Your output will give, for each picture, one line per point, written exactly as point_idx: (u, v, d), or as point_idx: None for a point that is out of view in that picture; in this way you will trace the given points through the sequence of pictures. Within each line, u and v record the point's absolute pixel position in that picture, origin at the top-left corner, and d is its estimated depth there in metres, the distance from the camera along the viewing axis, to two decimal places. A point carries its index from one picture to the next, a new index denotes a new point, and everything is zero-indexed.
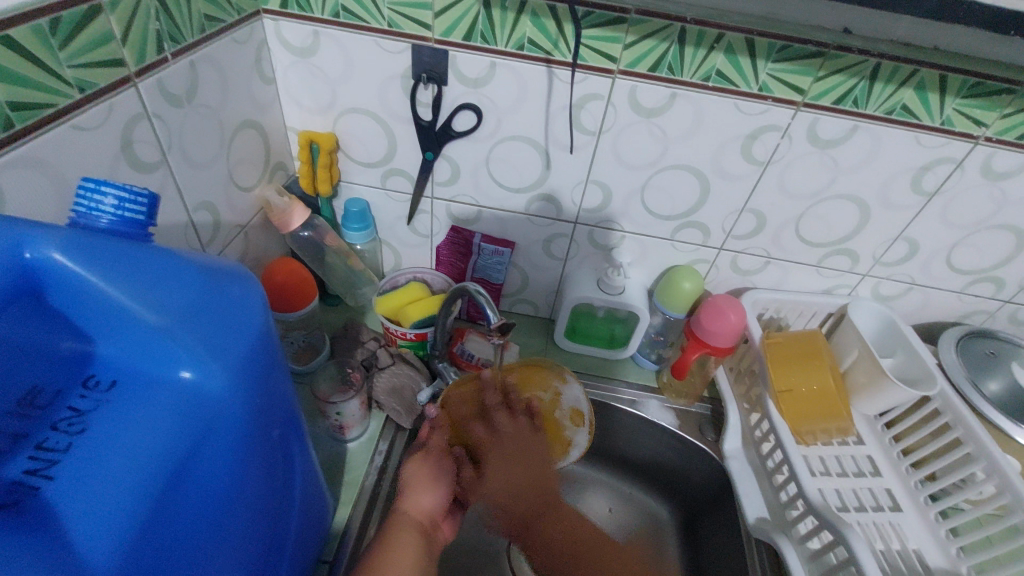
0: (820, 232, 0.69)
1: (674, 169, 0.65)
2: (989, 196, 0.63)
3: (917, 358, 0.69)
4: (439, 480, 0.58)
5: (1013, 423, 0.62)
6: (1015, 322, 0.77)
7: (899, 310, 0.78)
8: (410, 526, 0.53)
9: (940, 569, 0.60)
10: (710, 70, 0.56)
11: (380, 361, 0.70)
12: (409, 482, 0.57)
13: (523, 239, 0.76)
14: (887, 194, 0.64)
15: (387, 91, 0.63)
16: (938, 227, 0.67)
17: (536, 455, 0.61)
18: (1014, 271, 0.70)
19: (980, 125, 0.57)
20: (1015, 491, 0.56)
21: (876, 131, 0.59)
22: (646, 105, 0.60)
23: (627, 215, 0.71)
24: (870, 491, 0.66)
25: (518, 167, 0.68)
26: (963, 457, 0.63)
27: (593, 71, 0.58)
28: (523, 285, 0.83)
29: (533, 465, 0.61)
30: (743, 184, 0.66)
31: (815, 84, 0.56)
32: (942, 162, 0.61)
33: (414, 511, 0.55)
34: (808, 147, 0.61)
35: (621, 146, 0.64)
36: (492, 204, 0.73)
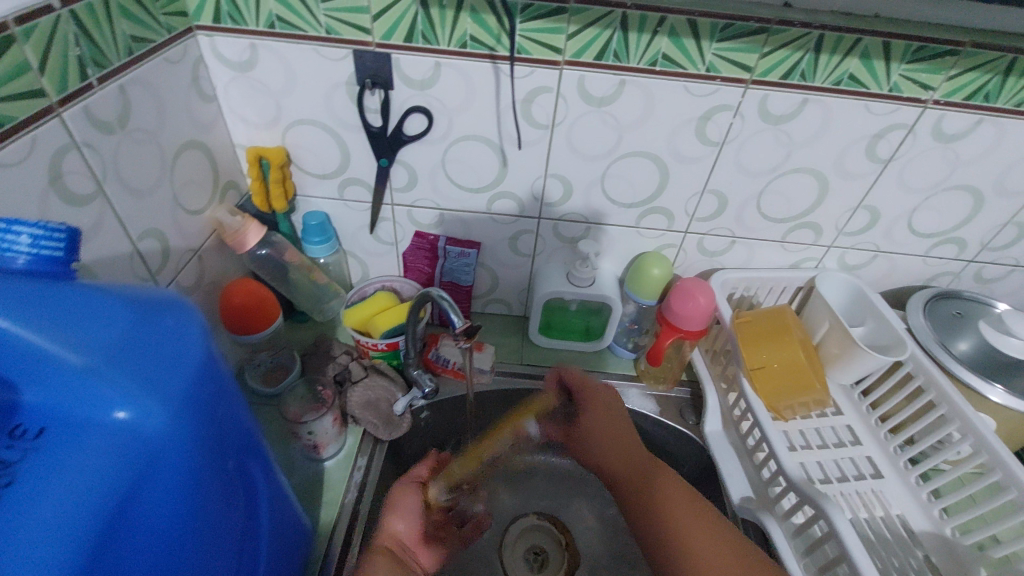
0: (782, 208, 0.69)
1: (631, 156, 0.65)
2: (943, 159, 0.63)
3: (886, 324, 0.69)
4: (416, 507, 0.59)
5: (984, 381, 0.63)
6: (980, 281, 0.78)
7: (868, 278, 0.79)
8: (385, 548, 0.54)
9: (923, 532, 0.61)
10: (656, 55, 0.56)
11: (352, 375, 0.69)
12: (387, 507, 0.58)
13: (488, 239, 0.75)
14: (843, 165, 0.64)
15: (333, 100, 0.61)
16: (896, 194, 0.67)
17: (632, 427, 0.62)
18: (975, 231, 0.71)
19: (927, 89, 0.57)
20: (989, 448, 0.57)
21: (826, 103, 0.59)
22: (596, 94, 0.59)
23: (590, 205, 0.70)
24: (850, 461, 0.66)
25: (475, 166, 0.67)
26: (938, 419, 0.64)
27: (539, 64, 0.57)
28: (493, 285, 0.82)
29: (625, 439, 0.62)
30: (701, 166, 0.65)
31: (762, 61, 0.56)
32: (893, 129, 0.61)
33: (387, 537, 0.55)
34: (760, 125, 0.61)
35: (576, 138, 0.63)
36: (454, 206, 0.72)
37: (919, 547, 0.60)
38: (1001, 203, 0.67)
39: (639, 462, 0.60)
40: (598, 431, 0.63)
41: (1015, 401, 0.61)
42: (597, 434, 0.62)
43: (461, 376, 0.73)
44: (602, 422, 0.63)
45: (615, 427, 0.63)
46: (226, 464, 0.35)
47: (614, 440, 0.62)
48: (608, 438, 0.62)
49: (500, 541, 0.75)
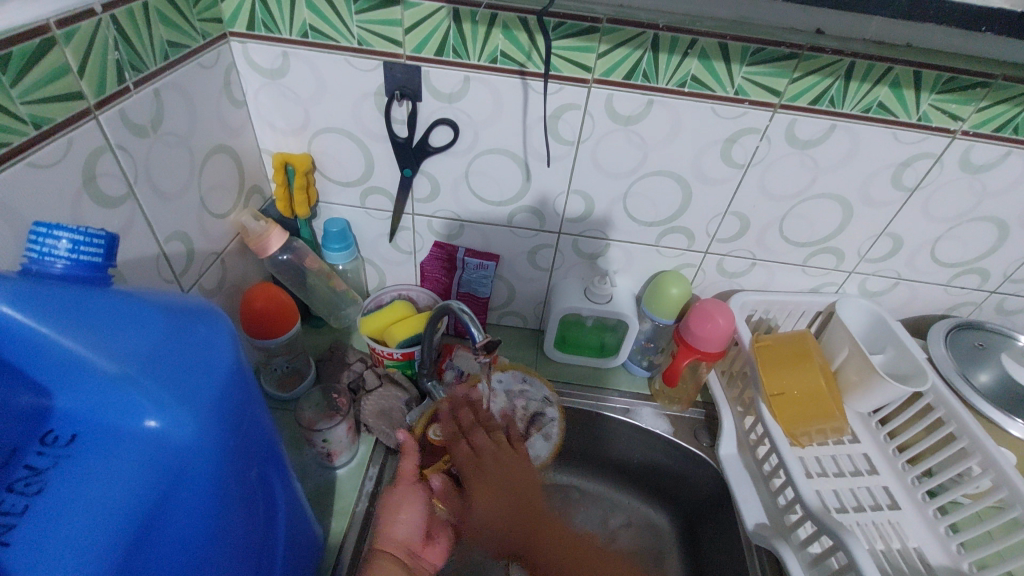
0: (804, 232, 0.69)
1: (655, 176, 0.65)
2: (970, 189, 0.63)
3: (907, 353, 0.69)
4: (418, 510, 0.57)
5: (1006, 415, 0.62)
6: (1001, 312, 0.77)
7: (888, 305, 0.78)
8: (389, 553, 0.53)
9: (941, 567, 0.60)
10: (686, 76, 0.56)
11: (367, 383, 0.69)
12: (386, 508, 0.57)
13: (507, 252, 0.75)
14: (868, 192, 0.64)
15: (361, 109, 0.62)
16: (920, 222, 0.67)
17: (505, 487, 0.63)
18: (998, 262, 0.70)
19: (956, 120, 0.57)
20: (1009, 483, 0.56)
21: (855, 130, 0.59)
22: (623, 113, 0.59)
23: (611, 222, 0.70)
24: (867, 491, 0.66)
25: (497, 179, 0.67)
26: (959, 452, 0.62)
27: (568, 81, 0.57)
28: (510, 297, 0.82)
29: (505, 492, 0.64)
30: (724, 188, 0.65)
31: (791, 86, 0.56)
32: (921, 157, 0.61)
33: (393, 542, 0.54)
34: (787, 149, 0.61)
35: (600, 155, 0.63)
36: (474, 218, 0.72)
37: None
38: None
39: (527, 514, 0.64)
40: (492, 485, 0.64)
41: None
42: (485, 489, 0.64)
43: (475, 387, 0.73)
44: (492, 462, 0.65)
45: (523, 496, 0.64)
46: (249, 474, 0.35)
47: (501, 495, 0.64)
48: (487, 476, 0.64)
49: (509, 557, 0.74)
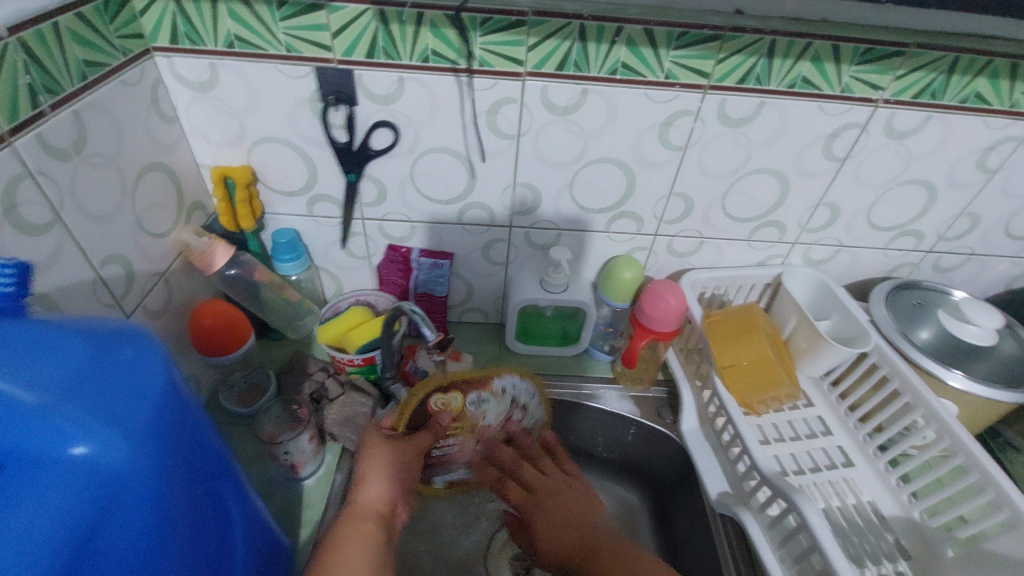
0: (745, 208, 0.71)
1: (597, 163, 0.66)
2: (896, 155, 0.66)
3: (851, 317, 0.71)
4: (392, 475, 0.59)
5: (944, 368, 0.64)
6: (939, 270, 0.80)
7: (832, 273, 0.81)
8: (367, 518, 0.53)
9: (895, 519, 0.62)
10: (615, 63, 0.57)
11: (330, 392, 0.69)
12: (360, 474, 0.58)
13: (461, 249, 0.75)
14: (800, 164, 0.66)
15: (298, 118, 0.61)
16: (852, 190, 0.69)
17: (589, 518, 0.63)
18: (930, 223, 0.73)
19: (876, 89, 0.59)
20: (951, 433, 0.59)
21: (782, 105, 0.60)
22: (559, 104, 0.60)
23: (560, 212, 0.71)
24: (822, 451, 0.68)
25: (443, 178, 0.67)
26: (902, 406, 0.65)
27: (501, 76, 0.58)
28: (468, 294, 0.82)
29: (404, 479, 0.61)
30: (664, 170, 0.67)
31: (717, 67, 0.57)
32: (847, 128, 0.63)
33: (364, 503, 0.55)
34: (720, 128, 0.63)
35: (541, 146, 0.64)
36: (425, 218, 0.72)
37: (891, 533, 0.61)
38: (954, 195, 0.70)
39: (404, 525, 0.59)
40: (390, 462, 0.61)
41: (973, 385, 0.63)
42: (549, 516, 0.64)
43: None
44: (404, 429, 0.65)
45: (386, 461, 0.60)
46: (192, 491, 0.35)
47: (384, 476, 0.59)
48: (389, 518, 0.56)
49: (487, 548, 0.77)
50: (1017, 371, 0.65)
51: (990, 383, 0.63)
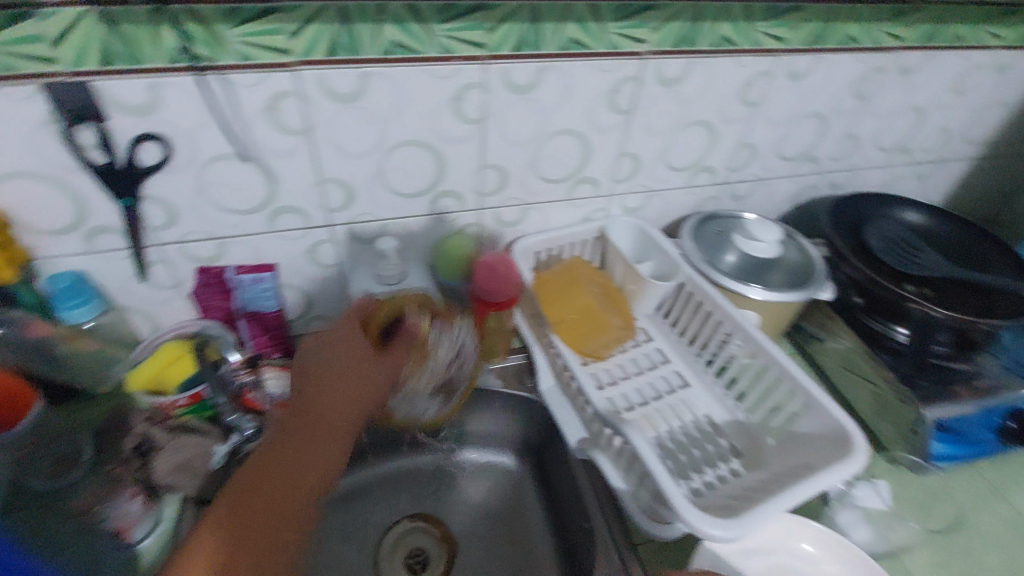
0: (556, 169, 0.74)
1: (401, 147, 0.64)
2: (674, 101, 0.72)
3: (665, 254, 0.78)
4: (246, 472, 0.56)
5: (744, 284, 0.72)
6: (737, 198, 0.89)
7: (651, 217, 0.87)
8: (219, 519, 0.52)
9: (726, 424, 0.70)
10: (389, 43, 0.56)
11: (157, 441, 0.64)
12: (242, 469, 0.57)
13: (283, 258, 0.71)
14: (593, 120, 0.70)
15: (37, 145, 0.53)
16: (646, 138, 0.75)
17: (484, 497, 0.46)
18: (718, 157, 0.81)
19: (640, 43, 0.64)
20: (753, 339, 0.67)
21: (561, 67, 0.63)
22: (341, 92, 0.58)
23: (377, 203, 0.69)
24: (662, 379, 0.75)
25: (239, 187, 0.62)
26: (715, 323, 0.73)
27: (269, 69, 0.54)
28: (306, 303, 0.78)
29: (295, 470, 0.58)
30: (469, 144, 0.67)
31: (490, 36, 0.58)
32: (625, 82, 0.67)
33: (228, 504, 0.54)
34: (510, 96, 0.64)
35: (337, 137, 0.61)
36: (232, 233, 0.66)
37: (724, 437, 0.69)
38: (730, 130, 0.78)
39: (305, 514, 0.56)
40: (267, 464, 0.57)
41: (771, 294, 0.71)
42: None
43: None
44: (308, 395, 0.61)
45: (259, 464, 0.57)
46: None
47: (264, 484, 0.56)
48: (256, 513, 0.54)
49: (377, 555, 0.75)
50: (800, 273, 0.75)
51: (782, 288, 0.73)
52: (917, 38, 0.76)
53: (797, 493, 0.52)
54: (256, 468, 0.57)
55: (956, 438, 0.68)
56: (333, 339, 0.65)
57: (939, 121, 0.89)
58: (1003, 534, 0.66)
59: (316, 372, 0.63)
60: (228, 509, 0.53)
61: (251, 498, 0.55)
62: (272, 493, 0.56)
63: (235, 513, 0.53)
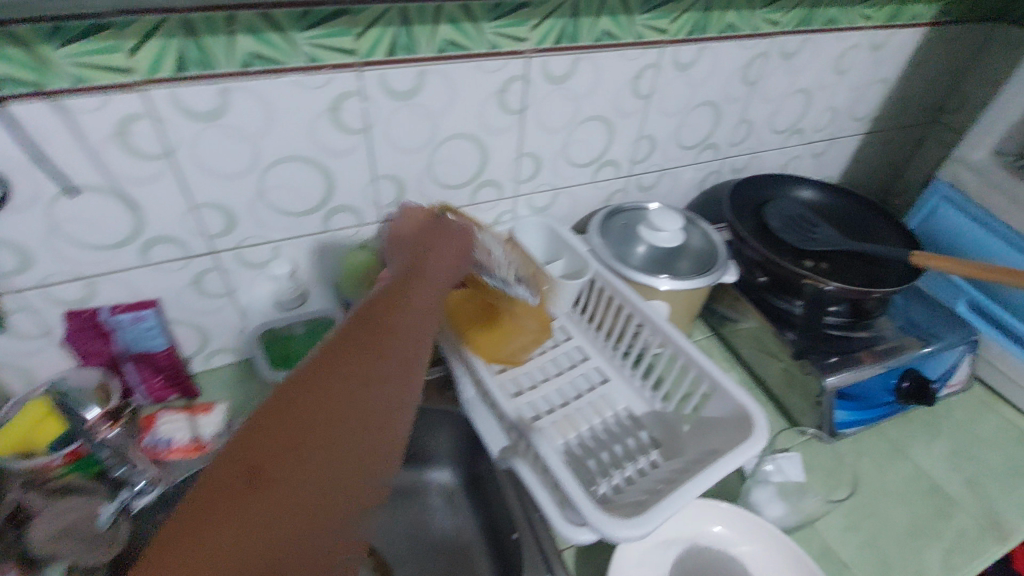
0: (455, 174, 0.72)
1: (280, 164, 0.61)
2: (566, 97, 0.71)
3: (575, 251, 0.77)
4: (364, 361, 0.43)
5: (652, 276, 0.72)
6: (645, 189, 0.90)
7: (561, 214, 0.87)
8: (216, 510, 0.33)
9: (645, 415, 0.70)
10: (246, 55, 0.52)
11: (37, 508, 0.59)
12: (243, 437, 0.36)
13: (166, 291, 0.65)
14: (486, 122, 0.69)
15: None
16: (543, 136, 0.74)
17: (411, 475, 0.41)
18: (620, 150, 0.82)
19: (521, 41, 0.63)
20: (661, 331, 0.68)
21: (442, 71, 0.61)
22: (202, 110, 0.53)
23: (264, 224, 0.65)
24: (581, 377, 0.74)
25: (98, 220, 0.57)
26: (626, 316, 0.73)
27: (111, 90, 0.49)
28: (203, 336, 0.73)
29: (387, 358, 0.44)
30: (356, 156, 0.64)
31: (359, 42, 0.56)
32: (512, 82, 0.66)
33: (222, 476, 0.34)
34: (392, 103, 0.61)
35: (205, 159, 0.57)
36: (100, 270, 0.60)
37: (644, 429, 0.69)
38: (627, 123, 0.78)
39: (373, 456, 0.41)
40: (344, 361, 0.42)
41: (677, 283, 0.72)
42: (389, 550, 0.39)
43: (199, 447, 0.67)
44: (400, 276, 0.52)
45: (344, 349, 0.42)
46: None
47: (353, 356, 0.42)
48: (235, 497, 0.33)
49: None
50: (705, 259, 0.76)
51: (688, 275, 0.74)
52: (793, 23, 0.79)
53: (706, 476, 0.52)
54: (357, 319, 0.45)
55: (858, 404, 0.71)
56: (414, 221, 0.64)
57: (825, 101, 0.93)
58: (905, 491, 0.69)
59: (424, 247, 0.59)
60: (286, 389, 0.39)
61: (299, 407, 0.38)
62: (331, 395, 0.40)
63: (307, 370, 0.40)
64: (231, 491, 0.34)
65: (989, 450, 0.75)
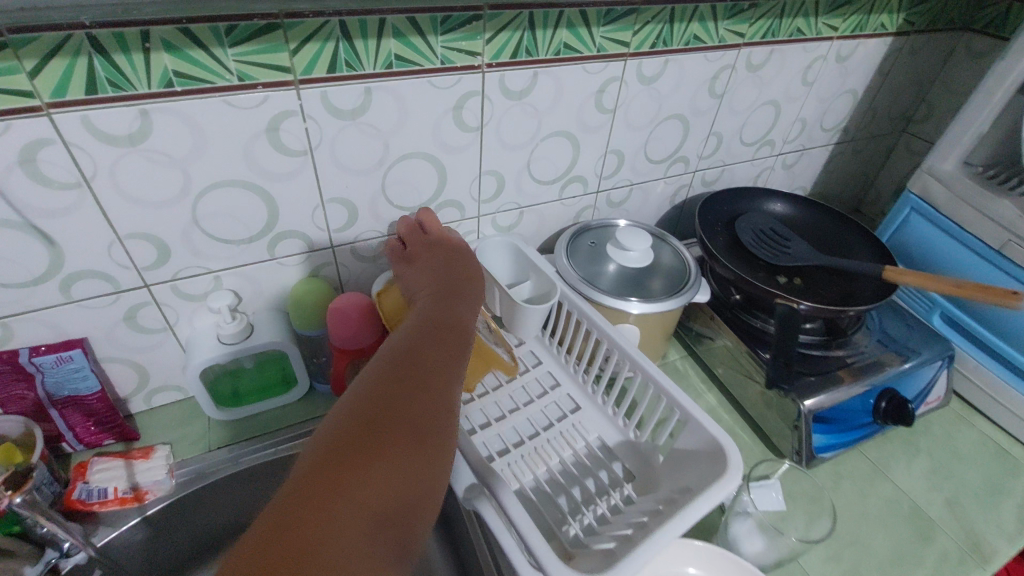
0: (411, 195, 0.68)
1: (216, 190, 0.56)
2: (526, 113, 0.68)
3: (541, 274, 0.73)
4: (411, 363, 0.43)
5: (622, 298, 0.69)
6: (615, 205, 0.88)
7: (529, 233, 0.83)
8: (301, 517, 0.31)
9: (618, 445, 0.66)
10: (167, 74, 0.48)
11: None
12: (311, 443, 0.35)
13: (94, 329, 0.60)
14: (442, 141, 0.65)
15: None
16: (504, 154, 0.70)
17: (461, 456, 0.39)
18: (586, 167, 0.79)
19: (475, 56, 0.60)
20: (631, 358, 0.64)
21: (390, 88, 0.58)
22: (120, 134, 0.49)
23: (202, 254, 0.60)
24: (551, 405, 0.70)
25: (6, 256, 0.51)
26: (595, 342, 0.69)
27: (10, 115, 0.44)
28: (140, 374, 0.67)
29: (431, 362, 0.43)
30: (301, 179, 0.60)
31: (296, 59, 0.52)
32: (467, 98, 0.63)
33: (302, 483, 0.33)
34: (337, 123, 0.58)
35: (129, 188, 0.52)
36: (15, 311, 0.55)
37: (617, 460, 0.65)
38: (592, 138, 0.75)
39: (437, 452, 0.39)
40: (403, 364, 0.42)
41: (648, 306, 0.69)
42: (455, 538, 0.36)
43: (137, 497, 0.61)
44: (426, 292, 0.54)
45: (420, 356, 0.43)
46: None
47: (431, 364, 0.43)
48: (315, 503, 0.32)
49: None
50: (676, 279, 0.73)
51: (659, 296, 0.70)
52: (760, 34, 0.76)
53: (683, 518, 0.48)
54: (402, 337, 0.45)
55: (834, 426, 0.69)
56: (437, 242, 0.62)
57: (795, 112, 0.92)
58: (885, 516, 0.66)
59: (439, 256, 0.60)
60: (376, 393, 0.39)
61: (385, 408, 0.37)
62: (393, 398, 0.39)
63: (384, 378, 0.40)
64: (330, 482, 0.33)
65: (968, 467, 0.73)
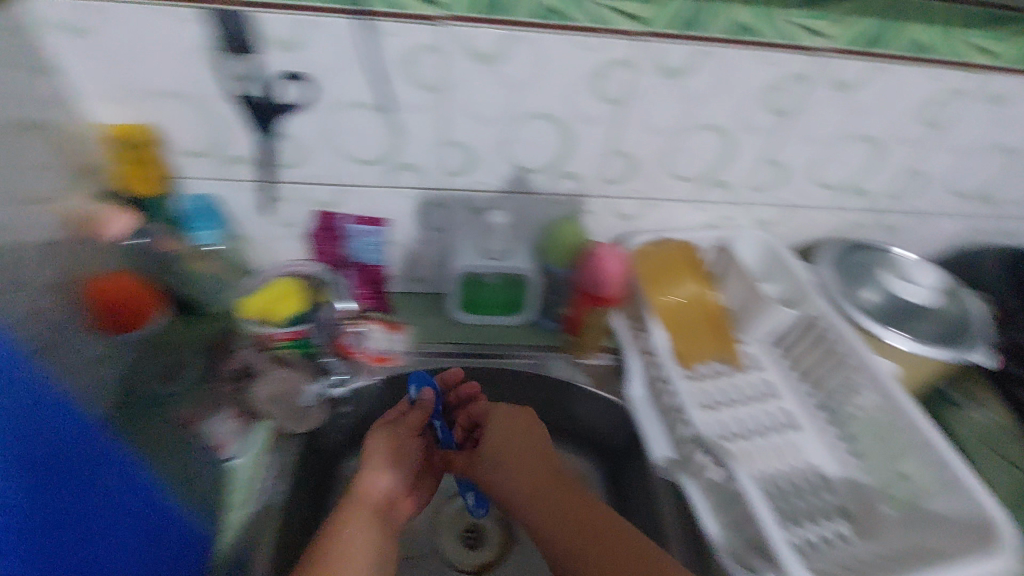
0: (690, 166, 0.68)
1: (532, 119, 0.62)
2: (842, 108, 0.63)
3: (794, 278, 0.71)
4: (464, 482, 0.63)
5: (881, 327, 0.63)
6: (890, 230, 0.78)
7: (783, 235, 0.78)
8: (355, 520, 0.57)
9: (838, 478, 0.62)
10: (542, 7, 0.53)
11: (258, 368, 0.66)
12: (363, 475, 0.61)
13: (395, 213, 0.71)
14: (744, 119, 0.63)
15: (194, 71, 0.56)
16: (800, 146, 0.66)
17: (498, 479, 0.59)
18: (878, 181, 0.71)
19: (820, 37, 0.56)
20: (887, 394, 0.59)
21: (723, 55, 0.57)
22: (484, 51, 0.56)
23: (495, 173, 0.67)
24: (770, 414, 0.67)
25: (364, 135, 0.62)
26: (842, 366, 0.65)
27: (412, 19, 0.53)
28: (408, 261, 0.78)
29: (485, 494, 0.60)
30: (603, 127, 0.63)
31: (649, 8, 0.54)
32: (791, 80, 0.60)
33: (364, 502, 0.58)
34: (659, 80, 0.59)
35: (468, 102, 0.60)
36: (350, 181, 0.67)
37: (833, 494, 0.61)
38: (900, 151, 0.68)
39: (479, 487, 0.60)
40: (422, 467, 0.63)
41: (919, 346, 0.62)
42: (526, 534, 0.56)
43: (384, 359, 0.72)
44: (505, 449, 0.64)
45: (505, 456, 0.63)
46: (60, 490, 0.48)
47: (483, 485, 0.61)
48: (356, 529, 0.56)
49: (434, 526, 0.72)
50: (953, 329, 0.64)
51: (935, 342, 0.63)
52: None
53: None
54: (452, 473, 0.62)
55: None
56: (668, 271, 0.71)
57: None
58: None
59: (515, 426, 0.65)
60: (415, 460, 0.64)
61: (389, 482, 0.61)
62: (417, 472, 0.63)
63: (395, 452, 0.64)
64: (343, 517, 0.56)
65: None
